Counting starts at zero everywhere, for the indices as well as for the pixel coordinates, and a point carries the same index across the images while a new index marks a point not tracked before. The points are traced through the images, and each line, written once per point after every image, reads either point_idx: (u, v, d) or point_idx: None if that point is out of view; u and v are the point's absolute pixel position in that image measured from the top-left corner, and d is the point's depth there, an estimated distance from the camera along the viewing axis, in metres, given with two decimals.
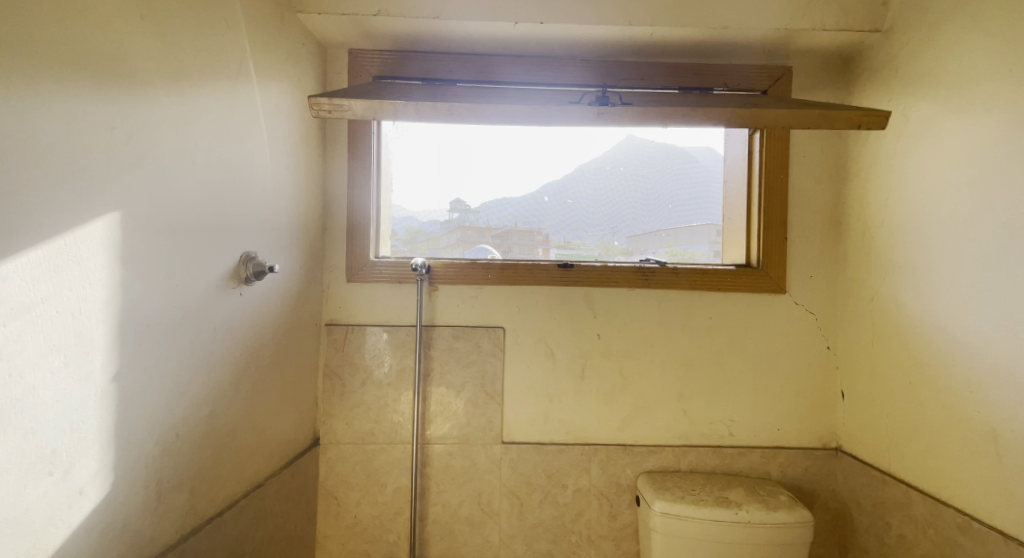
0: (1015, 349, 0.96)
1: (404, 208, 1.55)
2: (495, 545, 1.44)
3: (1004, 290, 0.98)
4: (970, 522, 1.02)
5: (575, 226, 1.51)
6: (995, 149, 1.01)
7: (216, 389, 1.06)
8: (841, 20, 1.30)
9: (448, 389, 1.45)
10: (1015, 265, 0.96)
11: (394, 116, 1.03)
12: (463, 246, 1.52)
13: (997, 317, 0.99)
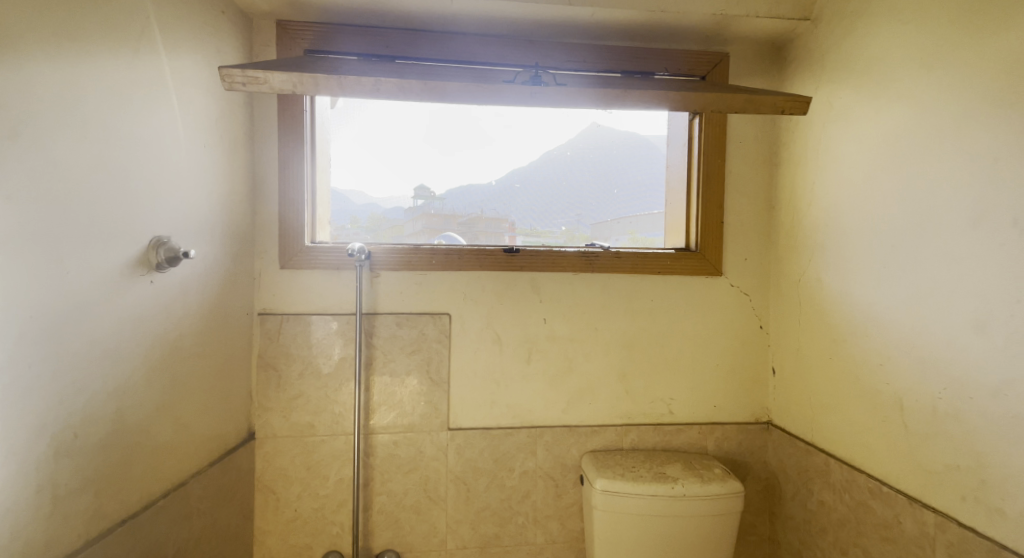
0: (920, 323, 1.04)
1: (365, 195, 1.50)
2: (442, 531, 1.43)
3: (910, 270, 1.06)
4: (880, 486, 1.11)
5: (539, 214, 1.51)
6: (907, 136, 1.08)
7: (124, 384, 0.98)
8: (772, 8, 1.34)
9: (392, 377, 1.42)
10: (922, 246, 1.04)
11: (316, 88, 1.00)
12: (428, 233, 1.48)
13: (905, 294, 1.07)
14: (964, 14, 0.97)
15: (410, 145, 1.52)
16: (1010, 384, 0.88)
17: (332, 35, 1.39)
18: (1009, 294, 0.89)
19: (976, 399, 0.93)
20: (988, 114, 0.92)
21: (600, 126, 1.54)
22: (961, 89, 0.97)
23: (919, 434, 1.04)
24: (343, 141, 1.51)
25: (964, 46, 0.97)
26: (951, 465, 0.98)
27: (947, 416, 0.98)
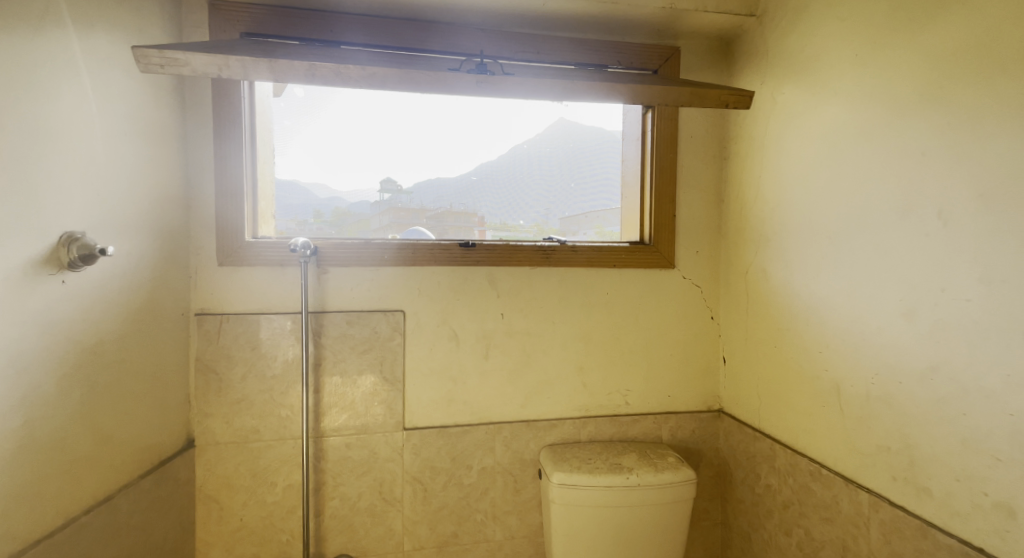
0: (854, 309, 1.09)
1: (329, 187, 1.44)
2: (398, 533, 1.40)
3: (846, 261, 1.11)
4: (819, 469, 1.17)
5: (509, 209, 1.57)
6: (842, 130, 1.13)
7: (31, 395, 0.92)
8: (720, 3, 1.37)
9: (343, 378, 1.37)
10: (857, 237, 1.09)
11: (243, 73, 0.99)
12: (396, 228, 1.46)
13: (841, 283, 1.13)
14: (895, 16, 1.02)
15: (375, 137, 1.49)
16: (935, 368, 0.94)
17: (271, 18, 1.31)
18: (935, 283, 0.94)
19: (905, 384, 0.99)
20: (917, 111, 0.97)
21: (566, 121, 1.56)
22: (892, 87, 1.02)
23: (855, 417, 1.09)
24: (292, 133, 1.43)
25: (895, 47, 1.02)
26: (882, 447, 1.03)
27: (879, 400, 1.04)
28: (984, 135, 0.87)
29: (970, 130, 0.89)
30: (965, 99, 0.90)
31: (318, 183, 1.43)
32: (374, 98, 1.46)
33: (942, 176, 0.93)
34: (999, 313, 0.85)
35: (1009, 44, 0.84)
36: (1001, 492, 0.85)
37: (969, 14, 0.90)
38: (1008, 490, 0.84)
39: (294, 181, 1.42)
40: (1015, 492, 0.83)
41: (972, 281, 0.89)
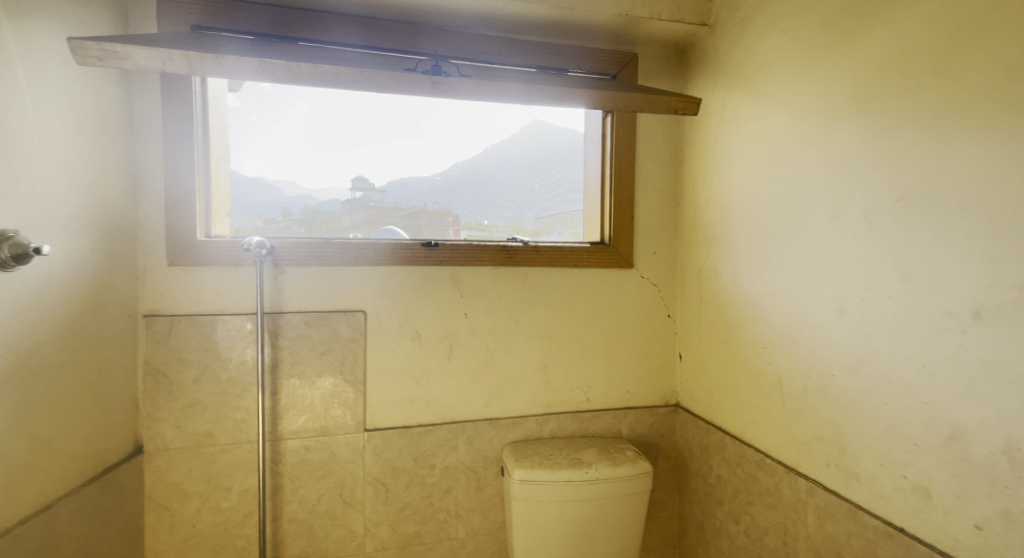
0: (793, 306, 1.16)
1: (297, 185, 1.40)
2: (359, 535, 1.38)
3: (786, 261, 1.18)
4: (764, 458, 1.23)
5: (480, 209, 1.54)
6: (782, 137, 1.19)
7: None
8: (674, 12, 1.42)
9: (302, 379, 1.35)
10: (795, 238, 1.16)
11: (188, 67, 0.97)
12: (369, 227, 1.45)
13: (781, 282, 1.20)
14: (828, 31, 1.09)
15: (342, 135, 1.46)
16: (862, 361, 1.01)
17: (238, 14, 1.28)
18: (864, 281, 1.00)
19: (837, 375, 1.06)
20: (848, 119, 1.04)
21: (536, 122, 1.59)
22: (827, 97, 1.08)
23: (795, 409, 1.16)
24: (249, 129, 1.38)
25: (828, 59, 1.08)
26: (819, 436, 1.10)
27: (816, 392, 1.11)
28: (903, 142, 0.93)
29: (893, 138, 0.95)
30: (885, 111, 0.97)
31: (286, 181, 1.40)
32: (340, 95, 1.44)
33: (868, 182, 0.99)
34: (917, 309, 0.91)
35: (925, 60, 0.91)
36: (919, 474, 0.92)
37: (889, 32, 0.97)
38: (924, 472, 0.91)
39: (260, 179, 1.38)
40: (929, 474, 0.90)
41: (894, 280, 0.95)
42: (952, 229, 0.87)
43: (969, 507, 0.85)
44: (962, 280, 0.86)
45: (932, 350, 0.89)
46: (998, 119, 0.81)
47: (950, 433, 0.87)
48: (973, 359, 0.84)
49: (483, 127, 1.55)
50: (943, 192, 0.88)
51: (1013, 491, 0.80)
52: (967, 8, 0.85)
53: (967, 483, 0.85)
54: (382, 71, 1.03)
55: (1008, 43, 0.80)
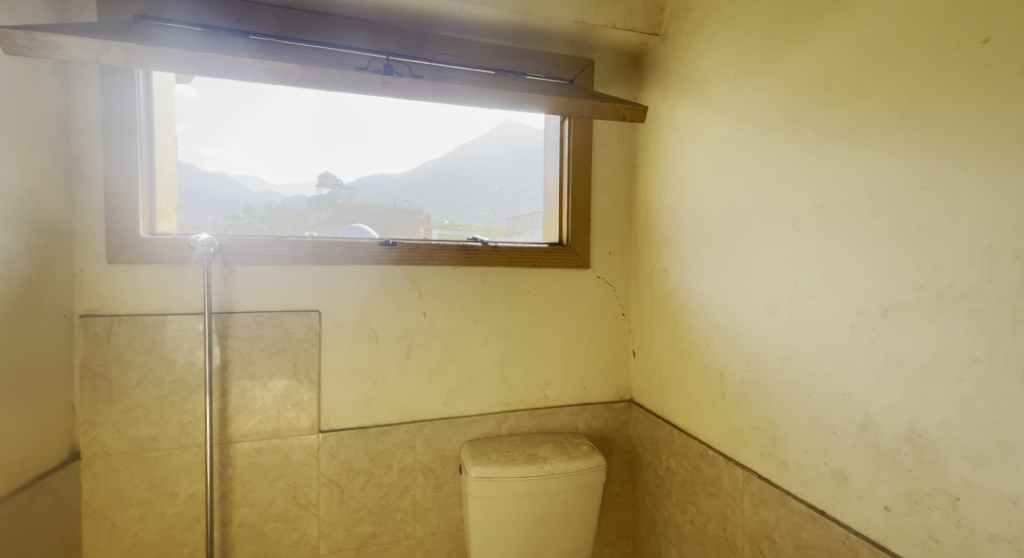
0: (732, 304, 1.23)
1: (262, 181, 1.46)
2: (313, 538, 1.36)
3: (726, 263, 1.25)
4: (707, 449, 1.30)
5: (453, 209, 1.58)
6: (724, 144, 1.26)
7: None
8: (628, 21, 1.47)
9: (253, 381, 1.32)
10: (734, 240, 1.23)
11: (125, 57, 0.98)
12: (335, 225, 1.44)
13: (721, 282, 1.27)
14: (763, 47, 1.16)
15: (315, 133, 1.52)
16: (790, 356, 1.08)
17: (250, 14, 1.28)
18: (792, 282, 1.08)
19: (769, 369, 1.13)
20: (779, 129, 1.11)
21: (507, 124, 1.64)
22: (762, 109, 1.15)
23: (735, 402, 1.22)
24: (208, 124, 1.37)
25: (764, 73, 1.15)
26: (754, 427, 1.17)
27: (752, 385, 1.18)
28: (825, 154, 1.01)
29: (817, 148, 1.03)
30: (811, 124, 1.04)
31: (250, 177, 1.44)
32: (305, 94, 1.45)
33: (796, 189, 1.07)
34: (835, 308, 0.99)
35: (843, 77, 0.98)
36: (837, 460, 0.99)
37: (814, 51, 1.04)
38: (841, 459, 0.98)
39: (222, 173, 1.39)
40: (845, 460, 0.98)
41: (817, 281, 1.02)
42: (864, 233, 0.94)
43: (878, 490, 0.92)
44: (872, 281, 0.93)
45: (847, 345, 0.97)
46: (902, 132, 0.89)
47: (863, 422, 0.94)
48: (880, 353, 0.92)
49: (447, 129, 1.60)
50: (857, 202, 0.95)
51: (915, 474, 0.88)
52: (878, 31, 0.93)
53: (877, 468, 0.93)
54: (332, 71, 1.06)
55: (910, 65, 0.88)
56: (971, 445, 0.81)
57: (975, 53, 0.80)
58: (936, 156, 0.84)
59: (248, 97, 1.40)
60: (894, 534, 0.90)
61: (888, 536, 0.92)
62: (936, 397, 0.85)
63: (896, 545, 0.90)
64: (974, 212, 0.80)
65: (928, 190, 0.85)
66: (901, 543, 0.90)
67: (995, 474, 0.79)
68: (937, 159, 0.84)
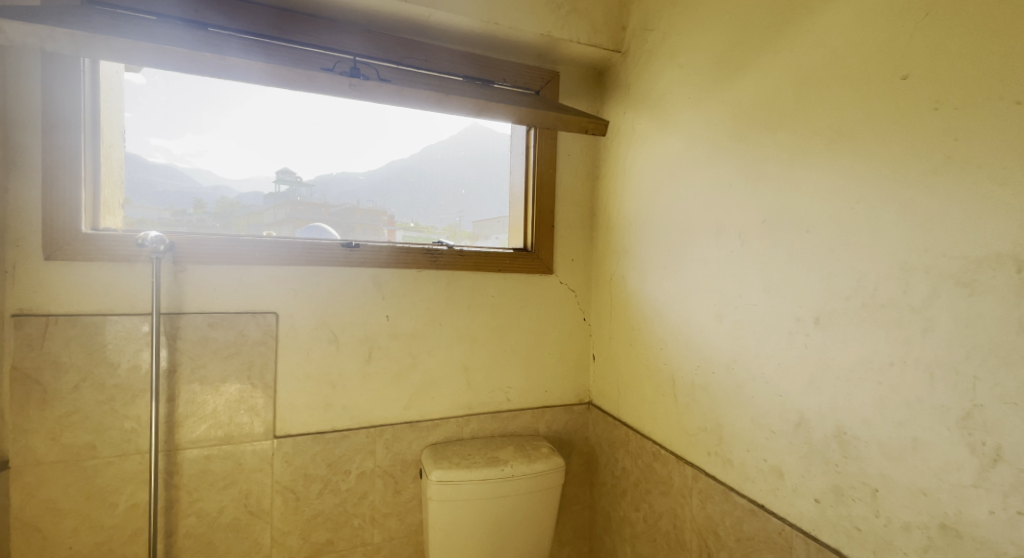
0: (684, 310, 1.30)
1: (213, 175, 1.36)
2: (266, 547, 1.32)
3: (679, 272, 1.32)
4: (660, 449, 1.36)
5: (422, 211, 1.54)
6: (679, 159, 1.33)
7: None
8: (592, 37, 1.52)
9: (204, 385, 1.27)
10: (687, 250, 1.30)
11: (72, 45, 0.94)
12: (294, 223, 1.40)
13: (674, 289, 1.33)
14: (714, 70, 1.23)
15: (274, 127, 1.42)
16: (736, 360, 1.15)
17: (234, 11, 1.27)
18: (738, 290, 1.15)
19: (717, 373, 1.20)
20: (728, 148, 1.18)
21: (473, 129, 1.63)
22: (713, 128, 1.23)
23: (686, 404, 1.29)
24: (159, 115, 1.30)
25: (715, 94, 1.23)
26: (702, 427, 1.24)
27: (701, 388, 1.24)
28: (768, 172, 1.08)
29: (761, 167, 1.10)
30: (756, 144, 1.11)
31: (200, 171, 1.34)
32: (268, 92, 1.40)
33: (742, 203, 1.14)
34: (776, 315, 1.06)
35: (784, 102, 1.06)
36: (775, 457, 1.06)
37: (759, 76, 1.12)
38: (779, 455, 1.06)
39: (169, 166, 1.30)
40: (782, 457, 1.05)
41: (761, 290, 1.09)
42: (801, 247, 1.01)
43: (809, 484, 1.00)
44: (807, 292, 1.00)
45: (786, 351, 1.04)
46: (833, 156, 0.96)
47: (798, 421, 1.02)
48: (813, 358, 0.99)
49: (410, 130, 1.56)
50: (796, 217, 1.02)
51: (841, 468, 0.94)
52: (816, 62, 1.00)
53: (809, 463, 1.00)
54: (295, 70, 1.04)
55: (840, 93, 0.95)
56: (887, 440, 0.88)
57: (895, 88, 0.87)
58: (859, 178, 0.92)
59: (208, 92, 1.35)
60: (823, 524, 0.97)
61: (818, 526, 0.98)
62: (858, 398, 0.92)
63: (825, 535, 0.97)
64: (891, 230, 0.87)
65: (854, 210, 0.92)
66: (829, 532, 0.97)
67: (908, 467, 0.85)
68: (862, 182, 0.91)
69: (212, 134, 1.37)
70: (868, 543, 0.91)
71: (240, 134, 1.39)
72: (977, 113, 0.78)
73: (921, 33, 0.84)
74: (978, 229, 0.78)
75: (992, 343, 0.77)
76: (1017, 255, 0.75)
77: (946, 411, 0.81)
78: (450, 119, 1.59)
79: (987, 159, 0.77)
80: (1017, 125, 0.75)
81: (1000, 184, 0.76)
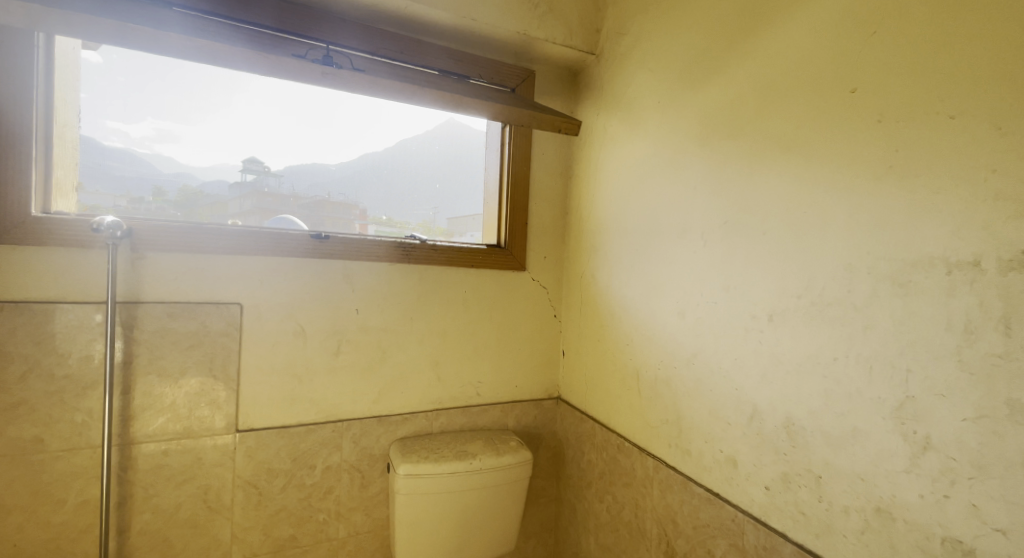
0: (648, 307, 1.34)
1: (175, 161, 1.30)
2: (225, 543, 1.29)
3: (645, 269, 1.36)
4: (624, 442, 1.39)
5: (394, 205, 1.52)
6: (648, 160, 1.36)
7: None
8: (567, 38, 1.54)
9: (162, 377, 1.23)
10: (652, 249, 1.34)
11: (27, 16, 0.89)
12: (259, 215, 1.37)
13: (640, 286, 1.37)
14: (682, 75, 1.27)
15: (242, 113, 1.37)
16: (696, 355, 1.20)
17: None
18: (699, 288, 1.20)
19: (678, 367, 1.24)
20: (693, 151, 1.22)
21: (447, 125, 1.63)
22: (679, 132, 1.27)
23: (649, 398, 1.33)
24: (117, 97, 1.25)
25: (682, 99, 1.27)
26: (664, 420, 1.28)
27: (664, 382, 1.28)
28: (729, 176, 1.13)
29: (722, 171, 1.15)
30: (719, 149, 1.16)
31: (160, 158, 1.28)
32: (236, 76, 1.36)
33: (705, 205, 1.18)
34: (733, 312, 1.11)
35: (745, 110, 1.10)
36: (729, 447, 1.11)
37: (723, 84, 1.16)
38: (733, 446, 1.10)
39: (127, 150, 1.25)
40: (737, 447, 1.10)
41: (720, 289, 1.14)
42: (757, 248, 1.06)
43: (761, 472, 1.05)
44: (762, 291, 1.05)
45: (742, 347, 1.09)
46: (788, 162, 1.01)
47: (751, 412, 1.07)
48: (767, 354, 1.04)
49: (384, 125, 1.54)
50: (753, 219, 1.07)
51: (789, 456, 1.00)
52: (775, 73, 1.05)
53: (760, 452, 1.05)
54: (265, 56, 1.02)
55: (796, 103, 1.00)
56: (830, 430, 0.93)
57: (845, 100, 0.92)
58: (811, 184, 0.97)
59: (169, 72, 1.30)
60: (772, 510, 1.03)
61: (767, 512, 1.04)
62: (806, 391, 0.97)
63: (773, 519, 1.02)
64: (839, 232, 0.92)
65: (805, 213, 0.98)
66: (776, 517, 1.02)
67: (848, 454, 0.90)
68: (814, 188, 0.96)
69: (176, 120, 1.32)
70: (812, 526, 0.96)
71: (205, 120, 1.34)
72: (917, 126, 0.83)
73: (868, 49, 0.89)
74: (914, 232, 0.83)
75: (924, 339, 0.82)
76: (948, 257, 0.79)
77: (882, 402, 0.86)
78: (424, 114, 1.58)
79: (924, 170, 0.82)
80: (951, 138, 0.79)
81: (934, 192, 0.81)
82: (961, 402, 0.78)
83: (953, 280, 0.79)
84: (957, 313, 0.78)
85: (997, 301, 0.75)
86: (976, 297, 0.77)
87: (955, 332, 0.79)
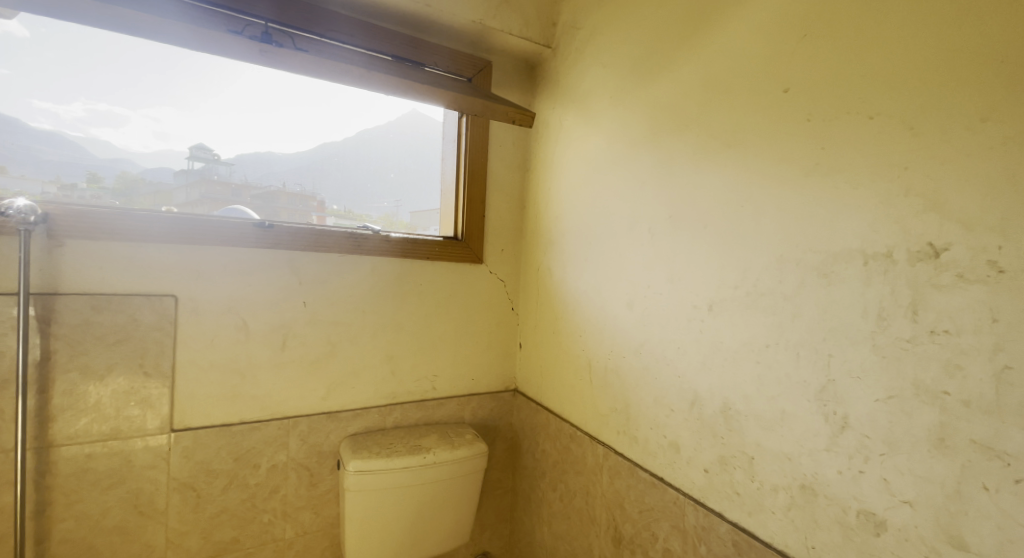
0: (598, 299, 1.38)
1: (111, 145, 1.20)
2: (159, 549, 1.22)
3: (596, 262, 1.39)
4: (576, 431, 1.43)
5: (355, 197, 1.48)
6: (599, 153, 1.39)
7: None
8: (523, 29, 1.54)
9: (86, 375, 1.13)
10: (603, 241, 1.37)
11: None
12: (208, 205, 1.28)
13: (591, 279, 1.40)
14: (632, 71, 1.30)
15: (190, 93, 1.27)
16: (642, 346, 1.24)
17: None
18: (646, 280, 1.24)
19: (626, 357, 1.28)
20: (642, 146, 1.26)
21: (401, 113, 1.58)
22: (629, 127, 1.30)
23: (599, 387, 1.36)
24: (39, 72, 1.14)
25: (632, 95, 1.30)
26: (613, 408, 1.32)
27: (613, 372, 1.32)
28: (674, 170, 1.17)
29: (668, 166, 1.19)
30: (666, 146, 1.20)
31: (95, 141, 1.19)
32: (174, 49, 1.25)
33: (653, 198, 1.22)
34: (676, 303, 1.16)
35: (689, 107, 1.14)
36: (671, 432, 1.16)
37: (669, 80, 1.20)
38: (676, 433, 1.16)
39: (55, 133, 1.16)
40: (679, 432, 1.15)
41: (665, 280, 1.19)
42: (699, 241, 1.11)
43: (701, 455, 1.10)
44: (703, 281, 1.10)
45: (684, 336, 1.14)
46: (727, 158, 1.06)
47: (692, 399, 1.12)
48: (706, 342, 1.09)
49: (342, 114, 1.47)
50: (696, 213, 1.12)
51: (726, 440, 1.05)
52: (716, 72, 1.09)
53: (699, 437, 1.11)
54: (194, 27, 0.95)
55: (735, 102, 1.05)
56: (762, 413, 0.99)
57: (780, 99, 0.97)
58: (748, 181, 1.02)
59: (101, 47, 1.19)
60: (710, 491, 1.08)
61: (705, 493, 1.09)
62: (740, 377, 1.03)
63: (710, 499, 1.08)
64: (772, 226, 0.98)
65: (743, 208, 1.03)
66: (713, 497, 1.08)
67: (778, 436, 0.97)
68: (750, 183, 1.02)
69: (108, 99, 1.20)
70: (745, 505, 1.02)
71: (144, 101, 1.23)
72: (839, 125, 0.89)
73: (800, 52, 0.94)
74: (838, 226, 0.89)
75: (842, 325, 0.88)
76: (865, 249, 0.85)
77: (807, 385, 0.93)
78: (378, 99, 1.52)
79: (846, 168, 0.88)
80: (867, 138, 0.85)
81: (854, 187, 0.87)
82: (874, 384, 0.84)
83: (869, 270, 0.85)
84: (872, 301, 0.85)
85: (906, 290, 0.81)
86: (888, 285, 0.83)
87: (870, 319, 0.85)
